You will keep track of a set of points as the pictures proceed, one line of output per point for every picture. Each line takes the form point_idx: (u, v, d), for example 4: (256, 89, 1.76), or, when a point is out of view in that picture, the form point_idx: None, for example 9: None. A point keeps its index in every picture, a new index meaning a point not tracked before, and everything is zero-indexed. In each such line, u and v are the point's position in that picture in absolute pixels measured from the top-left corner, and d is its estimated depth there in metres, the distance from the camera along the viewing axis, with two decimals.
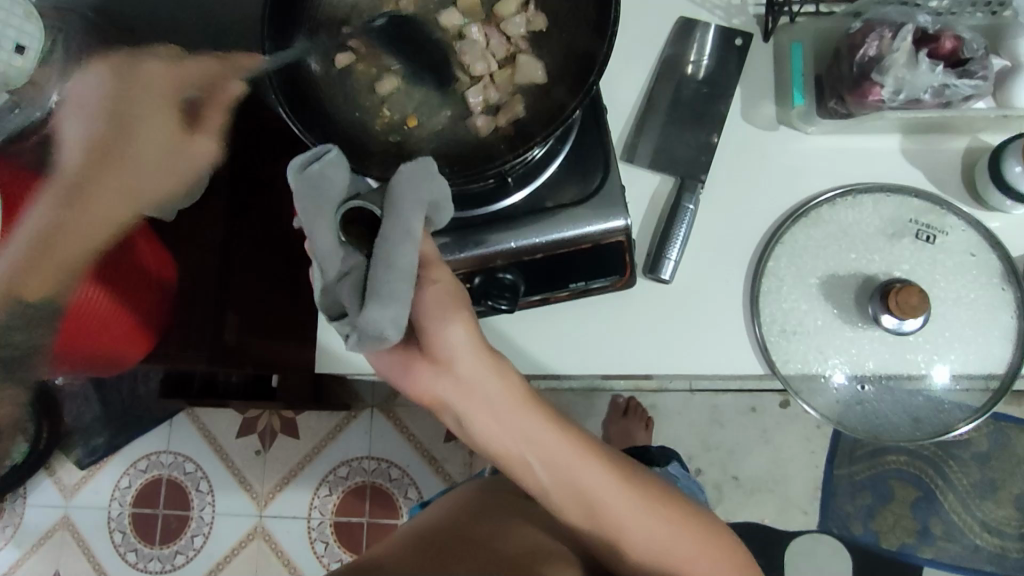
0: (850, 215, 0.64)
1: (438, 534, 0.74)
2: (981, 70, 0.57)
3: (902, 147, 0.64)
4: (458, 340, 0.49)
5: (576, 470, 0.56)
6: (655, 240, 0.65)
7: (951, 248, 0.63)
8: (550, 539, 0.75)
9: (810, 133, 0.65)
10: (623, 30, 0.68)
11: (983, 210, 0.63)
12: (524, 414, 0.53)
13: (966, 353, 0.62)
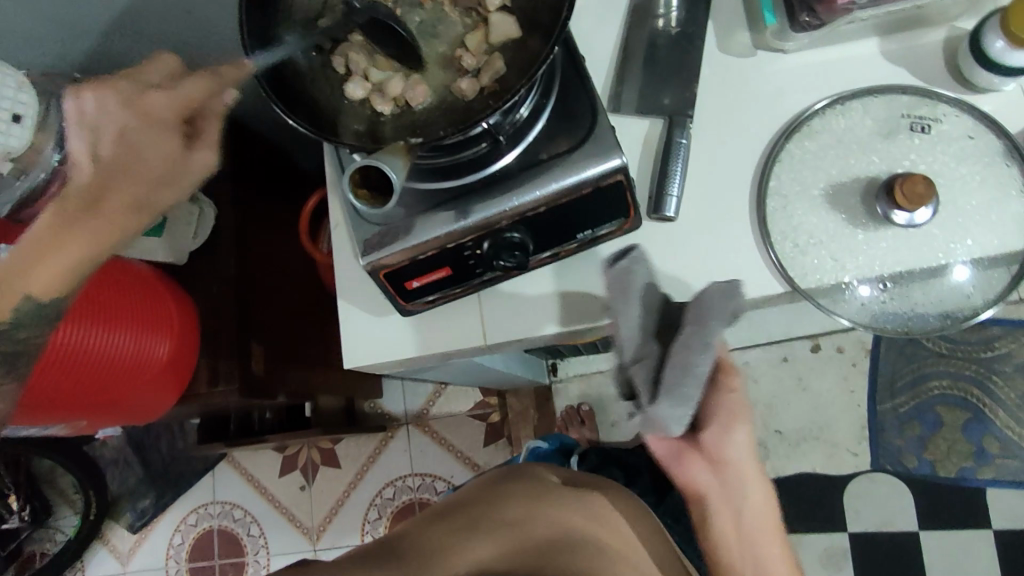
0: (842, 123, 0.65)
1: (482, 539, 0.70)
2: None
3: (882, 48, 0.65)
4: (736, 447, 0.62)
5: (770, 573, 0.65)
6: (653, 181, 0.65)
7: (948, 134, 0.63)
8: (598, 536, 0.73)
9: (789, 50, 0.66)
10: None
11: (974, 93, 0.64)
12: (767, 526, 0.65)
13: (983, 237, 0.62)
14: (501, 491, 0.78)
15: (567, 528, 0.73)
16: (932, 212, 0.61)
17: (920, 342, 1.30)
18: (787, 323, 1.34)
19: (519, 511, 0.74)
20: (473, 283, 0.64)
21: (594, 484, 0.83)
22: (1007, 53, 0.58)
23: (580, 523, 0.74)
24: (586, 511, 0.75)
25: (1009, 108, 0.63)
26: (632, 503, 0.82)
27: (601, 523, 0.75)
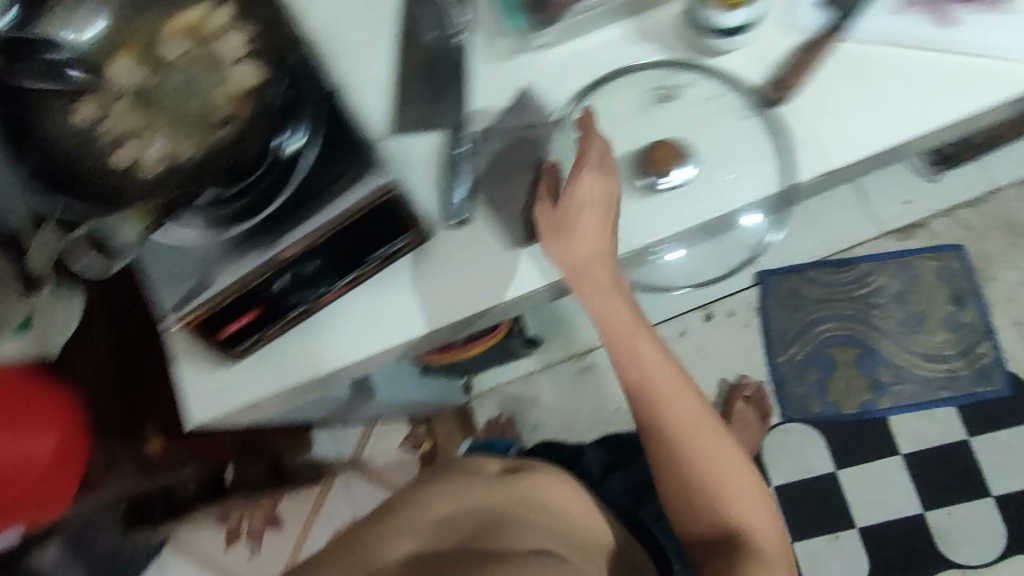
0: (603, 105, 0.69)
1: (407, 530, 0.71)
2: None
3: (625, 31, 0.70)
4: (596, 296, 0.64)
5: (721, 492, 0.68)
6: (439, 192, 0.69)
7: (694, 99, 0.69)
8: (528, 517, 0.74)
9: (541, 47, 0.71)
10: (361, 26, 0.76)
11: (710, 57, 0.68)
12: (667, 371, 0.67)
13: (741, 188, 0.67)
14: (434, 483, 0.80)
15: (492, 516, 0.73)
16: (688, 171, 0.66)
17: (802, 292, 1.36)
18: (678, 299, 1.40)
19: (444, 508, 0.75)
20: (283, 324, 0.66)
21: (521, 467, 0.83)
22: (715, 13, 0.64)
23: (508, 504, 0.75)
24: (517, 490, 0.78)
25: (746, 62, 0.68)
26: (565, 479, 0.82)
27: (536, 506, 0.76)
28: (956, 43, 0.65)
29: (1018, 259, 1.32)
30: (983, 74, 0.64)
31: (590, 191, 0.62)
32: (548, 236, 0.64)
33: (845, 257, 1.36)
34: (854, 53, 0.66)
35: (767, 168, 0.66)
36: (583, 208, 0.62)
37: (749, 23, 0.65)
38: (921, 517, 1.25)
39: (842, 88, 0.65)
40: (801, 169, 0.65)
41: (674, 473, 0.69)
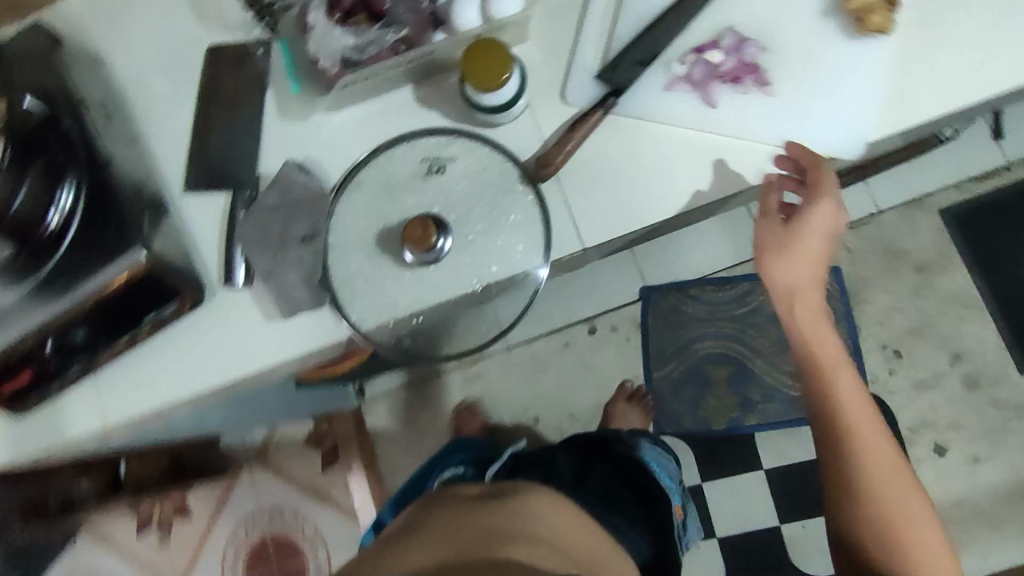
0: (383, 171, 0.72)
1: (463, 542, 0.60)
2: (404, 20, 0.65)
3: (415, 96, 0.73)
4: (788, 272, 0.67)
5: (876, 468, 0.70)
6: (221, 254, 0.72)
7: (463, 168, 0.70)
8: (547, 532, 0.67)
9: (335, 110, 0.74)
10: (167, 75, 0.77)
11: (488, 128, 0.71)
12: (817, 329, 0.70)
13: (500, 262, 0.69)
14: (433, 515, 0.67)
15: (511, 532, 0.63)
16: (450, 242, 0.67)
17: (683, 308, 1.39)
18: (563, 311, 1.44)
19: (455, 521, 0.64)
20: (63, 383, 0.70)
21: (511, 492, 0.74)
22: (478, 95, 0.66)
23: (504, 525, 0.64)
24: (499, 519, 0.65)
25: (520, 134, 0.71)
26: (549, 497, 0.76)
27: (533, 526, 0.66)
28: (713, 128, 0.67)
29: (892, 283, 1.35)
30: (737, 157, 0.67)
31: (819, 223, 0.66)
32: (773, 253, 0.67)
33: (728, 274, 1.38)
34: (621, 127, 0.69)
35: (533, 237, 0.68)
36: (817, 227, 0.66)
37: (513, 100, 0.66)
38: (776, 529, 1.33)
39: (605, 165, 0.68)
40: (559, 248, 0.69)
41: (854, 464, 0.71)
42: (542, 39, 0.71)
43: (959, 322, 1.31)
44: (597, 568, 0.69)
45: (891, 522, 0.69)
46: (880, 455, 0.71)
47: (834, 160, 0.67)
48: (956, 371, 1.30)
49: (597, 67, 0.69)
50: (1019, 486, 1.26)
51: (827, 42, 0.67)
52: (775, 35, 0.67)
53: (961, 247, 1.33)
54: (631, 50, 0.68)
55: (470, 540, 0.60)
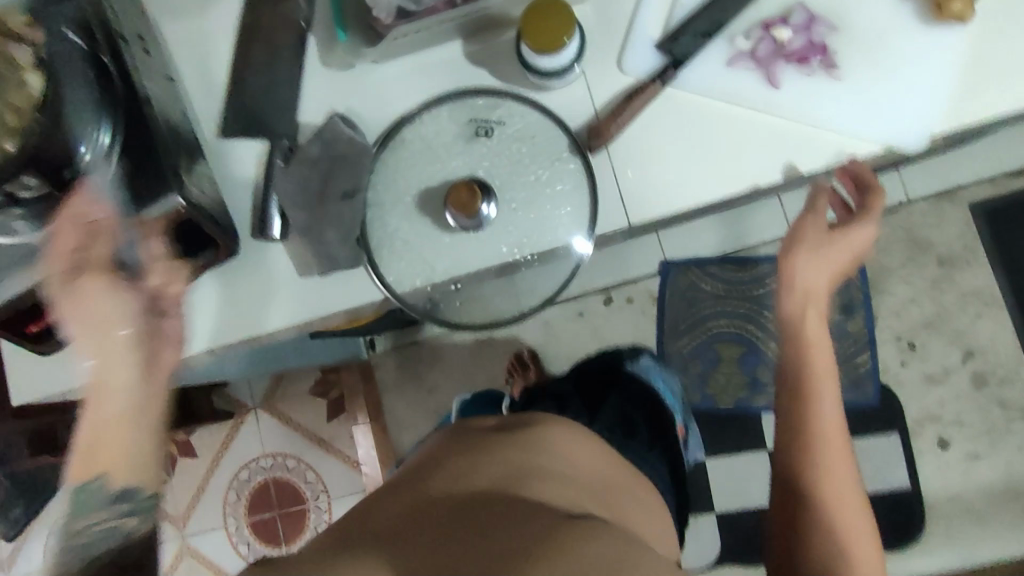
0: (430, 130, 0.70)
1: (469, 480, 0.67)
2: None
3: (465, 52, 0.70)
4: (813, 268, 0.77)
5: (833, 482, 0.72)
6: (258, 204, 0.70)
7: (511, 133, 0.68)
8: (555, 465, 0.72)
9: (379, 61, 0.71)
10: (205, 9, 0.73)
11: (540, 92, 0.69)
12: (817, 330, 0.78)
13: (541, 233, 0.67)
14: (454, 448, 0.75)
15: (518, 467, 0.69)
16: (494, 209, 0.66)
17: (699, 285, 1.39)
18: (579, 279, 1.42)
19: (469, 461, 0.71)
20: None
21: (527, 428, 0.79)
22: (530, 55, 0.62)
23: (510, 457, 0.70)
24: (509, 451, 0.71)
25: (573, 101, 0.68)
26: (568, 434, 0.80)
27: (539, 457, 0.72)
28: (775, 109, 0.65)
29: (913, 275, 1.34)
30: (795, 140, 0.65)
31: (858, 238, 0.77)
32: (809, 245, 0.78)
33: (747, 254, 1.38)
34: (676, 103, 0.66)
35: (580, 209, 0.67)
36: (840, 243, 0.77)
37: (570, 66, 0.63)
38: None
39: (656, 141, 0.67)
40: (605, 223, 0.67)
41: (813, 466, 0.73)
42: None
43: (975, 319, 1.32)
44: (608, 494, 0.74)
45: (830, 527, 0.70)
46: (834, 467, 0.73)
47: (893, 153, 0.66)
48: (966, 367, 1.32)
49: (659, 36, 0.67)
50: (1012, 483, 1.30)
51: (900, 28, 0.64)
52: (847, 15, 0.64)
53: (987, 244, 1.32)
54: (697, 19, 0.65)
55: (477, 480, 0.67)
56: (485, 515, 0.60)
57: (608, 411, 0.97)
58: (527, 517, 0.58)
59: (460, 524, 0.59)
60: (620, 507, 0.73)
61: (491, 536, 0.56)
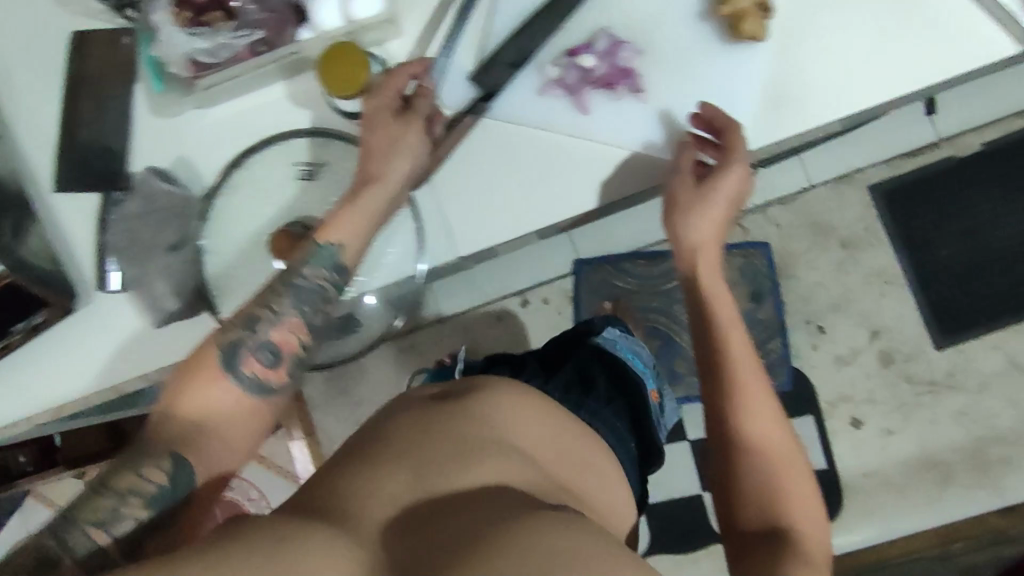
0: (260, 173, 0.70)
1: (429, 466, 0.63)
2: (258, 20, 0.65)
3: (288, 92, 0.71)
4: (695, 226, 0.67)
5: (772, 437, 0.69)
6: (94, 257, 0.71)
7: (333, 173, 0.71)
8: (513, 440, 0.68)
9: (206, 108, 0.72)
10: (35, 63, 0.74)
11: (361, 129, 0.71)
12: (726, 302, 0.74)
13: None
14: (406, 423, 0.69)
15: (477, 445, 0.65)
16: None
17: (614, 281, 1.41)
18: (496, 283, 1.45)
19: (417, 440, 0.66)
20: None
21: (475, 390, 0.74)
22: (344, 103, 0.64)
23: (461, 439, 0.66)
24: (461, 428, 0.67)
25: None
26: (523, 398, 0.75)
27: (497, 435, 0.67)
28: (588, 134, 0.68)
29: (817, 260, 1.36)
30: (606, 163, 0.68)
31: (730, 185, 0.66)
32: (681, 209, 0.67)
33: (660, 248, 1.39)
34: (492, 131, 0.70)
35: (407, 247, 0.73)
36: (723, 189, 0.66)
37: (375, 107, 0.67)
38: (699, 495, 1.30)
39: (475, 172, 0.70)
40: (434, 256, 0.72)
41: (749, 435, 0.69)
42: (418, 38, 0.71)
43: (880, 298, 1.34)
44: (565, 470, 0.71)
45: (767, 487, 0.67)
46: (768, 430, 0.69)
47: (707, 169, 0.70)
48: (873, 346, 1.34)
49: (474, 70, 0.70)
50: (929, 456, 1.29)
51: (697, 49, 0.68)
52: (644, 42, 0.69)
53: (886, 225, 1.34)
54: (505, 49, 0.68)
55: (440, 462, 0.63)
56: (450, 513, 0.57)
57: (568, 370, 0.88)
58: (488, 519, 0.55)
59: (434, 523, 0.56)
60: (578, 487, 0.70)
61: (467, 534, 0.54)
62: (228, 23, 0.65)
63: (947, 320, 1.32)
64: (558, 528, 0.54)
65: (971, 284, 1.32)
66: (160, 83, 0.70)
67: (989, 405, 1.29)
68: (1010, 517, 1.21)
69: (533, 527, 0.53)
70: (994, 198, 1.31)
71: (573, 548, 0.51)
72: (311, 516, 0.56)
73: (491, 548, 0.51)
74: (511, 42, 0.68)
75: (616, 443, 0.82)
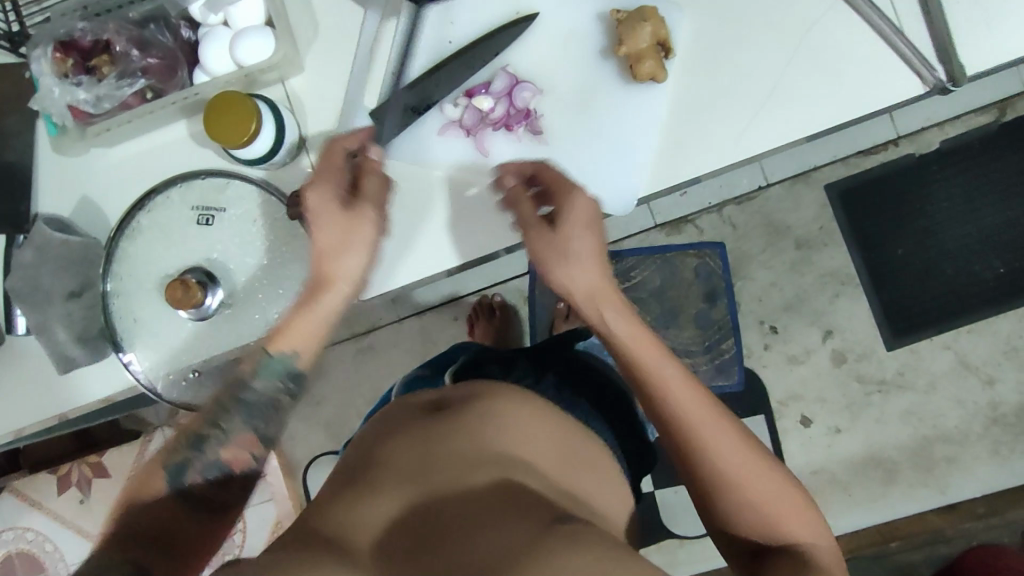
0: (162, 216, 0.69)
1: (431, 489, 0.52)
2: (143, 66, 0.67)
3: (190, 132, 0.70)
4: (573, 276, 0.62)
5: (724, 461, 0.57)
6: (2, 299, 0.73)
7: (231, 217, 0.69)
8: (521, 449, 0.56)
9: (108, 146, 0.71)
10: None
11: (265, 173, 0.71)
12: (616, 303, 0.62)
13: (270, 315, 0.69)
14: (401, 439, 0.58)
15: (485, 463, 0.53)
16: (218, 297, 0.69)
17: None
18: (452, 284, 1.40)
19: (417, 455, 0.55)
20: None
21: (471, 394, 0.62)
22: (237, 153, 0.66)
23: (467, 450, 0.54)
24: (468, 442, 0.55)
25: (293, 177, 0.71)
26: (516, 397, 0.62)
27: (505, 443, 0.56)
28: (488, 176, 0.70)
29: (772, 260, 1.33)
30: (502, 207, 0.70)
31: (581, 232, 0.62)
32: (554, 262, 0.62)
33: (614, 249, 1.36)
34: (395, 174, 0.71)
35: None
36: (576, 219, 0.62)
37: (265, 154, 0.66)
38: (650, 494, 1.31)
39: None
40: None
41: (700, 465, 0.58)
42: (318, 79, 0.71)
43: (833, 299, 1.31)
44: (579, 484, 0.58)
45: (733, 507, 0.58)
46: (733, 450, 0.58)
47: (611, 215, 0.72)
48: (826, 346, 1.31)
49: (373, 105, 0.70)
50: (876, 456, 1.29)
51: (602, 87, 0.69)
52: (546, 80, 0.69)
53: (842, 225, 1.30)
54: (406, 91, 0.68)
55: (443, 486, 0.52)
56: (475, 535, 0.47)
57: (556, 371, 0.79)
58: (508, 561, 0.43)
59: (446, 554, 0.45)
60: (598, 509, 0.58)
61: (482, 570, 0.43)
62: (112, 70, 0.66)
63: (899, 321, 1.28)
64: (601, 561, 0.42)
65: (926, 284, 1.27)
66: (55, 130, 0.69)
67: (938, 406, 1.28)
68: (950, 515, 1.24)
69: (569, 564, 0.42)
70: (953, 197, 1.26)
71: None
72: (318, 550, 0.45)
73: None
74: (415, 81, 0.69)
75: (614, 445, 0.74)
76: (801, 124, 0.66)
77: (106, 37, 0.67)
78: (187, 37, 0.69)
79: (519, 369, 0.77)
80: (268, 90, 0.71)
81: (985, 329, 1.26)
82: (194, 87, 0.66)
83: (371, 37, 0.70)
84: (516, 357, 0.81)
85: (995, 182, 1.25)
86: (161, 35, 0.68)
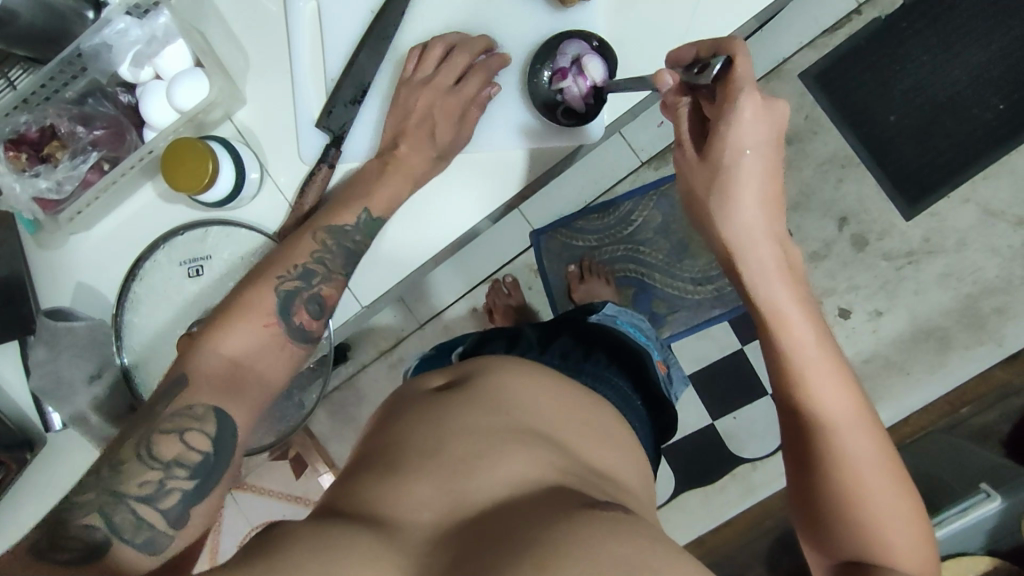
0: (156, 281, 0.74)
1: (452, 460, 0.51)
2: (92, 140, 0.71)
3: (157, 192, 0.75)
4: (728, 211, 0.60)
5: (858, 467, 0.58)
6: (32, 401, 0.79)
7: (215, 264, 0.73)
8: (529, 418, 0.56)
9: (86, 229, 0.76)
10: None
11: (237, 211, 0.74)
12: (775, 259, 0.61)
13: None
14: (423, 417, 0.57)
15: (498, 434, 0.53)
16: None
17: (574, 243, 1.33)
18: (464, 275, 1.36)
19: (435, 431, 0.54)
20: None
21: (480, 374, 0.62)
22: (201, 197, 0.69)
23: (487, 425, 0.54)
24: (485, 417, 0.55)
25: (262, 208, 0.74)
26: (533, 378, 0.62)
27: (511, 415, 0.56)
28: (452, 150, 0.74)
29: None
30: (487, 173, 0.74)
31: (745, 133, 0.57)
32: (700, 190, 0.62)
33: (608, 198, 1.32)
34: None
35: None
36: (752, 112, 0.56)
37: (230, 191, 0.70)
38: (711, 426, 1.30)
39: None
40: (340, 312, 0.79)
41: (824, 466, 0.59)
42: (261, 108, 0.74)
43: (839, 184, 1.27)
44: (585, 445, 0.58)
45: (841, 505, 0.58)
46: (855, 447, 0.58)
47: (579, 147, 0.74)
48: (844, 233, 1.27)
49: (317, 117, 0.73)
50: (926, 326, 1.25)
51: (538, 25, 0.73)
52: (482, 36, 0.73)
53: (827, 108, 1.26)
54: (341, 89, 0.72)
55: (462, 455, 0.51)
56: (508, 515, 0.46)
57: (566, 338, 0.81)
58: (546, 529, 0.42)
59: (482, 532, 0.45)
60: (602, 462, 0.58)
61: (515, 537, 0.43)
62: (64, 152, 0.71)
63: (911, 188, 1.24)
64: (619, 532, 0.42)
65: (928, 144, 1.23)
66: (32, 226, 0.74)
67: (974, 260, 1.23)
68: (1013, 365, 1.21)
69: (581, 528, 0.41)
70: (933, 48, 1.22)
71: (643, 557, 0.40)
72: (348, 524, 0.45)
73: (552, 550, 0.40)
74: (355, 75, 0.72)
75: (625, 404, 0.74)
76: (740, 10, 0.70)
77: (49, 122, 0.71)
78: (127, 101, 0.73)
79: (528, 340, 0.80)
80: (219, 130, 0.75)
81: (1001, 172, 1.22)
82: (146, 146, 0.70)
83: (302, 52, 0.73)
84: (524, 331, 0.83)
85: (971, 21, 1.21)
86: (101, 105, 0.72)
